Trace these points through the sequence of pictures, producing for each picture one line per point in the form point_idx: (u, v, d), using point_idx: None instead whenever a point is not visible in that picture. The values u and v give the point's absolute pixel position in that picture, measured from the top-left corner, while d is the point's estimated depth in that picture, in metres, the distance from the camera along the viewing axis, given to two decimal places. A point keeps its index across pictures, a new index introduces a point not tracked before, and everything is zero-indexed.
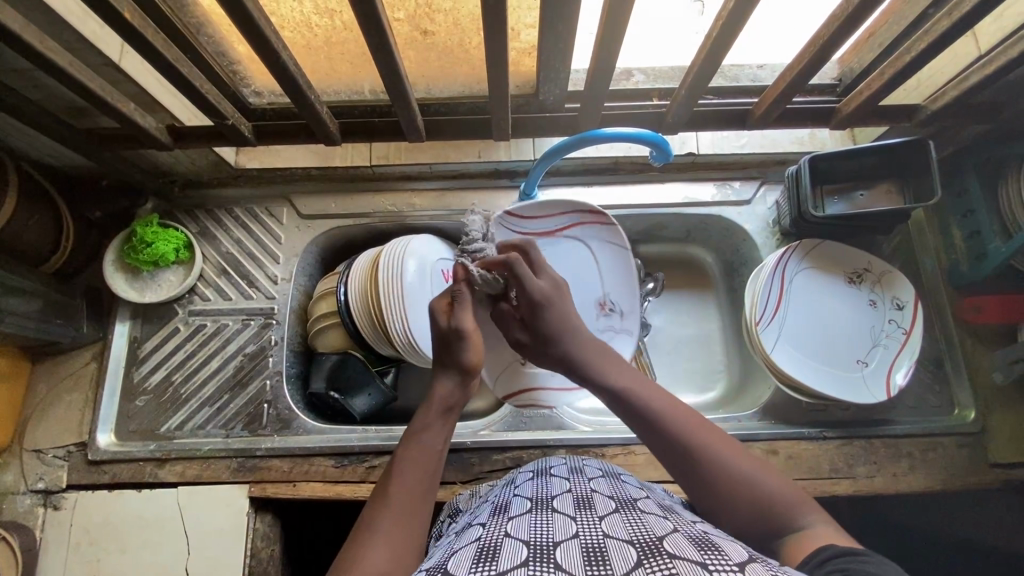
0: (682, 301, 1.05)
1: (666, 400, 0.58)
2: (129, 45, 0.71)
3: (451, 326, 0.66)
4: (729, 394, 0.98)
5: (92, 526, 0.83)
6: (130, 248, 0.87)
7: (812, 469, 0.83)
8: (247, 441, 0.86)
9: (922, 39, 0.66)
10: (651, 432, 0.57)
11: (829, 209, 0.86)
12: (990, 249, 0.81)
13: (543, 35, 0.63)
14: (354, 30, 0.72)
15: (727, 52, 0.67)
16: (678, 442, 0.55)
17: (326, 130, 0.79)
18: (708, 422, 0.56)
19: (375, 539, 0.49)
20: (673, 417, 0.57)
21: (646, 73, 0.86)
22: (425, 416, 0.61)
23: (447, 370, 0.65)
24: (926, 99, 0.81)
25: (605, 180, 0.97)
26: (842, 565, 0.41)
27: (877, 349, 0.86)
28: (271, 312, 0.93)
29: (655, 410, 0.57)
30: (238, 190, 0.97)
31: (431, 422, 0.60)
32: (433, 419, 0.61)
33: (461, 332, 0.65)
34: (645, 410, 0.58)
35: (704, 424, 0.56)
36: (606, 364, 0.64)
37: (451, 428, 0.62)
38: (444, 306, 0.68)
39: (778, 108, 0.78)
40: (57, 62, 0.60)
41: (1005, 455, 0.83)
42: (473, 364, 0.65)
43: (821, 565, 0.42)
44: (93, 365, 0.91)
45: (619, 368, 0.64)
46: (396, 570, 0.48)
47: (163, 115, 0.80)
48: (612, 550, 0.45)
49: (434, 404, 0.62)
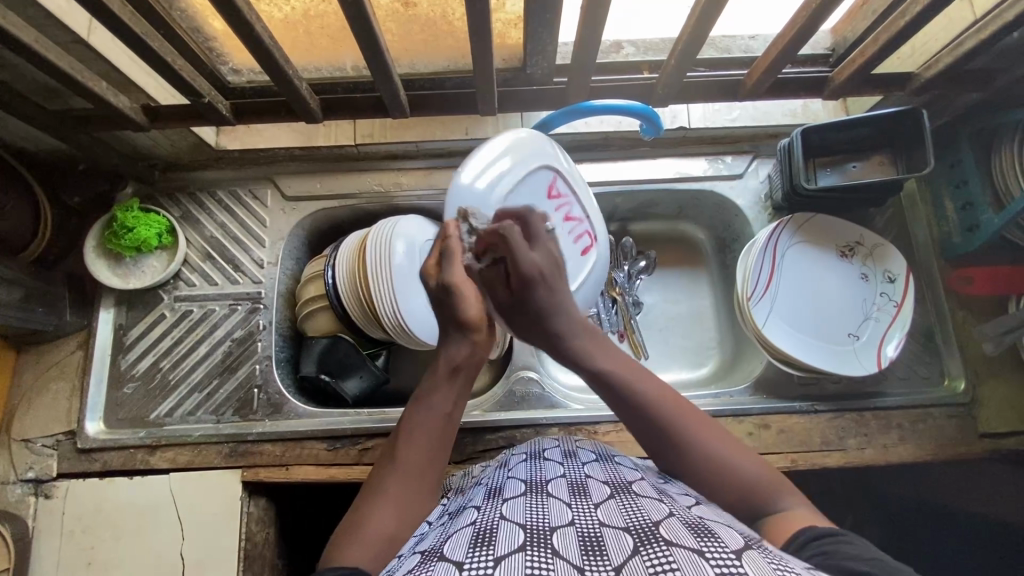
0: (675, 278, 1.04)
1: (654, 383, 0.60)
2: (98, 22, 0.68)
3: (440, 283, 0.62)
4: (722, 369, 0.98)
5: (85, 514, 0.82)
6: (111, 233, 0.85)
7: (804, 442, 0.83)
8: (238, 427, 0.85)
9: (917, 2, 0.64)
10: (636, 416, 0.59)
11: (821, 181, 0.85)
12: (983, 220, 0.81)
13: (529, 4, 0.61)
14: (332, 3, 0.69)
15: (715, 21, 0.65)
16: (673, 428, 0.57)
17: (306, 106, 0.77)
18: (692, 405, 0.59)
19: (378, 504, 0.54)
20: (666, 405, 0.58)
21: (636, 45, 0.84)
22: (433, 378, 0.63)
23: (466, 339, 0.63)
24: (919, 67, 0.80)
25: (595, 155, 0.95)
26: (824, 548, 0.45)
27: (869, 322, 0.86)
28: (258, 296, 0.91)
29: (649, 398, 0.59)
30: (220, 172, 0.95)
31: (436, 384, 0.62)
32: (439, 383, 0.63)
33: (450, 288, 0.61)
34: (632, 392, 0.59)
35: (706, 420, 0.58)
36: (592, 346, 0.62)
37: (458, 392, 0.63)
38: (432, 263, 0.64)
39: (770, 78, 0.77)
40: (21, 38, 0.57)
41: (994, 425, 0.83)
42: (476, 317, 0.63)
43: (802, 547, 0.46)
44: (78, 354, 0.89)
45: (603, 346, 0.63)
46: (398, 535, 0.53)
47: (138, 95, 0.78)
48: (609, 539, 0.45)
49: (439, 371, 0.63)
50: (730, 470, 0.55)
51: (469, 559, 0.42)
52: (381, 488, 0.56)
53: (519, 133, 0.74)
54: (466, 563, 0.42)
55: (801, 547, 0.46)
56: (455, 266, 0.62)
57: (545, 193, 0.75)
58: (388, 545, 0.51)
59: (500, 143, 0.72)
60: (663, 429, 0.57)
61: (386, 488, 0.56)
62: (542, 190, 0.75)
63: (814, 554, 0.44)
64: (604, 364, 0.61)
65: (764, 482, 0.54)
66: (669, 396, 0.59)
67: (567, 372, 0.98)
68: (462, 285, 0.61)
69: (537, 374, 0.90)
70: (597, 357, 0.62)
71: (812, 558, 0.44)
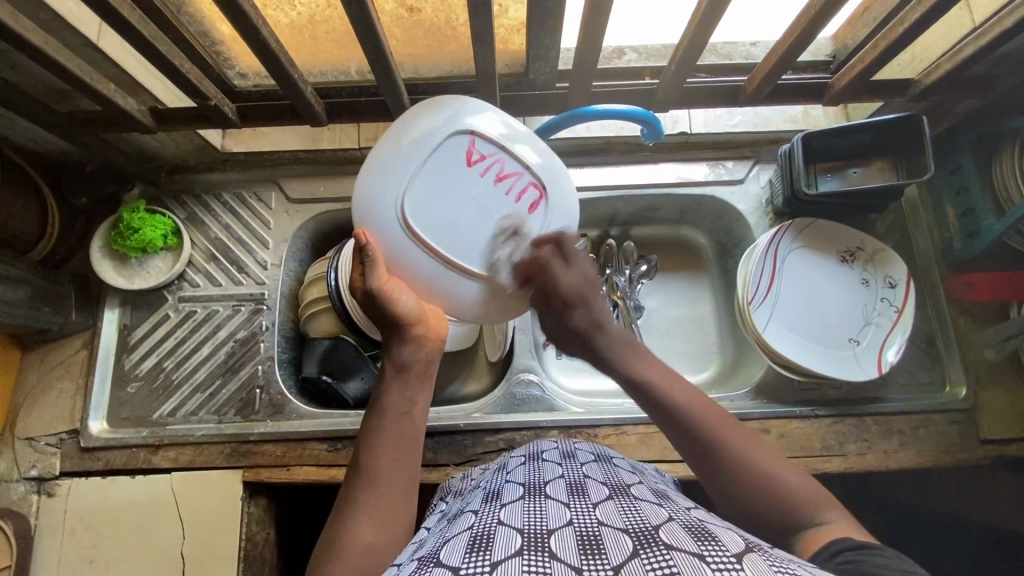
0: (676, 283, 1.05)
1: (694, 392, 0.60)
2: (108, 25, 0.69)
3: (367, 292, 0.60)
4: (723, 373, 0.98)
5: (87, 513, 0.83)
6: (117, 234, 0.86)
7: (804, 446, 0.83)
8: (239, 427, 0.86)
9: (915, 10, 0.64)
10: (678, 430, 0.59)
11: (822, 186, 0.86)
12: (984, 225, 0.81)
13: (531, 9, 0.62)
14: (338, 8, 0.70)
15: (715, 27, 0.66)
16: (711, 439, 0.57)
17: (312, 110, 0.78)
18: (731, 417, 0.59)
19: (352, 517, 0.53)
20: (703, 416, 0.58)
21: (638, 52, 0.85)
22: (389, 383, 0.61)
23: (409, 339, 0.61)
24: (918, 73, 0.80)
25: (598, 160, 0.96)
26: (855, 557, 0.45)
27: (869, 327, 0.86)
28: (261, 297, 0.92)
29: (684, 409, 0.59)
30: (225, 174, 0.96)
31: (388, 386, 0.61)
32: (395, 386, 0.61)
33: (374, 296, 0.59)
34: (672, 401, 0.59)
35: (743, 430, 0.58)
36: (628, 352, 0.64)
37: (414, 389, 0.61)
38: (357, 275, 0.61)
39: (770, 84, 0.77)
40: (32, 41, 0.58)
41: (996, 431, 0.83)
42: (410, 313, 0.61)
43: (833, 556, 0.46)
44: (83, 353, 0.90)
45: (637, 352, 0.64)
46: (377, 545, 0.52)
47: (146, 97, 0.79)
48: (607, 540, 0.45)
49: (392, 372, 0.61)
50: (766, 481, 0.54)
51: (466, 565, 0.43)
52: (354, 500, 0.55)
53: (429, 101, 0.59)
54: (463, 569, 0.42)
55: (829, 558, 0.46)
56: (381, 270, 0.60)
57: (502, 190, 0.60)
58: (369, 556, 0.51)
59: (425, 109, 0.59)
60: (704, 437, 0.57)
61: (358, 499, 0.54)
62: (459, 157, 0.59)
63: (844, 562, 0.45)
64: (643, 372, 0.62)
65: (803, 490, 0.53)
66: (707, 406, 0.59)
67: (568, 375, 0.98)
68: (387, 283, 0.60)
69: (538, 376, 0.90)
70: (634, 366, 0.63)
71: (841, 565, 0.45)
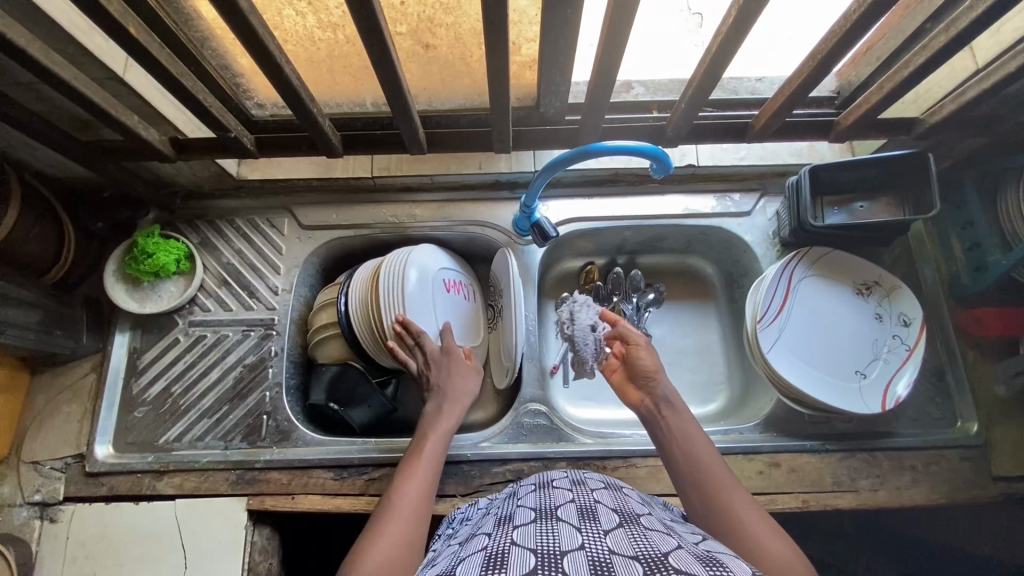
0: (684, 313, 1.05)
1: (715, 456, 0.64)
2: (133, 60, 0.71)
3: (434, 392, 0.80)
4: (730, 405, 0.98)
5: (88, 540, 0.82)
6: (131, 258, 0.87)
7: (815, 482, 0.82)
8: (245, 453, 0.86)
9: (919, 55, 0.66)
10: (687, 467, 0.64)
11: (829, 220, 0.87)
12: (991, 261, 0.81)
13: (546, 48, 0.64)
14: (356, 44, 0.72)
15: (725, 67, 0.68)
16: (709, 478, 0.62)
17: (327, 141, 0.79)
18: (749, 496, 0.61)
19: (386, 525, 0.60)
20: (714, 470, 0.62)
21: (646, 86, 0.87)
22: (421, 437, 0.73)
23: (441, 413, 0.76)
24: (923, 112, 0.82)
25: (606, 191, 0.97)
26: None
27: (878, 361, 0.85)
28: (271, 323, 0.93)
29: (699, 457, 0.64)
30: (240, 201, 0.98)
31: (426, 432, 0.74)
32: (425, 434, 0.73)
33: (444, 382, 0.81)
34: (693, 448, 0.65)
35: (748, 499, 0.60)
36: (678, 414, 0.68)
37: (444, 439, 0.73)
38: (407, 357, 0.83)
39: (777, 121, 0.79)
40: (62, 76, 0.60)
41: (1009, 468, 0.82)
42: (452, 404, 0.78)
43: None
44: (92, 376, 0.90)
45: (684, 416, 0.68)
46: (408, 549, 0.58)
47: (165, 127, 0.81)
48: (618, 565, 0.44)
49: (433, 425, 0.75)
50: (749, 516, 0.58)
51: None
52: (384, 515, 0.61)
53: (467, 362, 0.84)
54: None
55: None
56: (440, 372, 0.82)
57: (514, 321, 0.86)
58: (402, 555, 0.57)
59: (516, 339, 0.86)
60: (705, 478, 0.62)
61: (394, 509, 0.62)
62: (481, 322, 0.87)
63: None
64: (684, 424, 0.67)
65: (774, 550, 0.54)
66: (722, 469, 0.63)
67: (575, 406, 0.98)
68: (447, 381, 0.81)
69: (546, 406, 0.90)
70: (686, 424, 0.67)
71: None
